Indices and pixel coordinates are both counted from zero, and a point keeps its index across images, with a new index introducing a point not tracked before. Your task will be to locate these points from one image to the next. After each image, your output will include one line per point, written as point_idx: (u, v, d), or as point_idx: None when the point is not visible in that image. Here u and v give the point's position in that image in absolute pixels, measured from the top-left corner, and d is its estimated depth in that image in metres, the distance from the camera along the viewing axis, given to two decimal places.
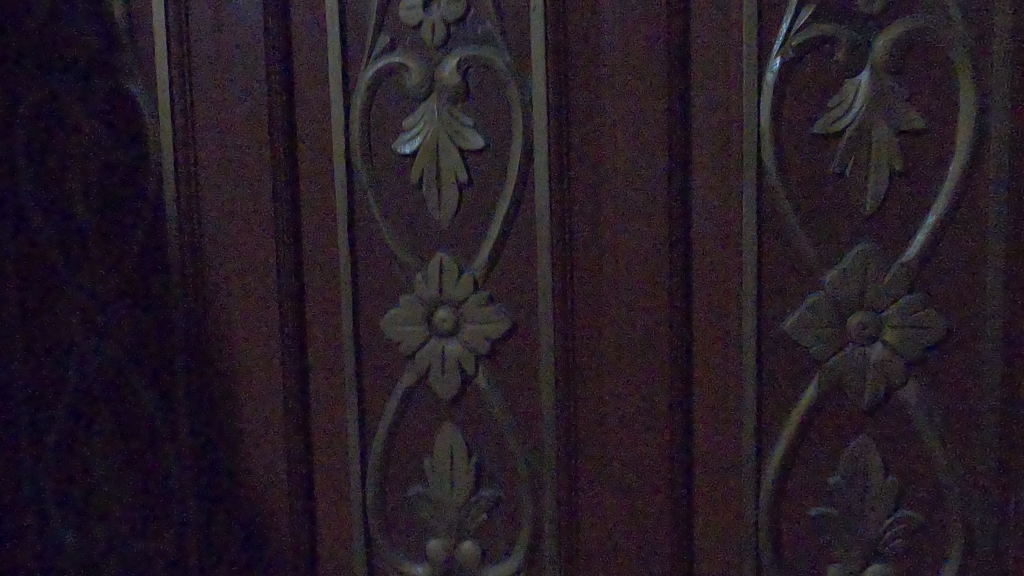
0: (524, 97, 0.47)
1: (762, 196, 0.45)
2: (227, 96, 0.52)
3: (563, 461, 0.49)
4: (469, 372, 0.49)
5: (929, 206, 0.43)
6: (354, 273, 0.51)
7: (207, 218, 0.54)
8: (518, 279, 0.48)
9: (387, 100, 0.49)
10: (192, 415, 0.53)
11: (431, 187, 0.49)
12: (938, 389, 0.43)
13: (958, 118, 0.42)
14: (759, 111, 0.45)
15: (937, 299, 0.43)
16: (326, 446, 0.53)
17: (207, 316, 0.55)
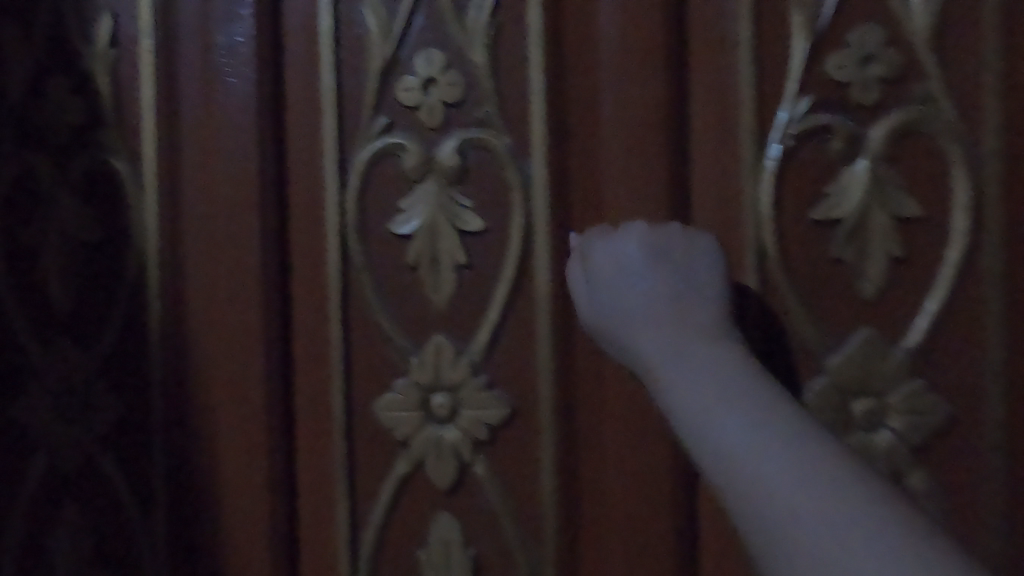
0: (525, 179, 0.47)
1: (764, 281, 0.45)
2: (212, 170, 0.50)
3: (564, 552, 0.47)
4: (466, 460, 0.48)
5: (929, 292, 0.44)
6: (347, 356, 0.49)
7: (187, 297, 0.51)
8: (518, 363, 0.47)
9: (384, 180, 0.49)
10: (170, 507, 0.51)
11: (429, 269, 0.48)
12: (944, 474, 0.44)
13: (953, 207, 0.43)
14: (759, 196, 0.45)
15: (940, 385, 0.44)
16: (312, 544, 0.50)
17: (185, 402, 0.51)
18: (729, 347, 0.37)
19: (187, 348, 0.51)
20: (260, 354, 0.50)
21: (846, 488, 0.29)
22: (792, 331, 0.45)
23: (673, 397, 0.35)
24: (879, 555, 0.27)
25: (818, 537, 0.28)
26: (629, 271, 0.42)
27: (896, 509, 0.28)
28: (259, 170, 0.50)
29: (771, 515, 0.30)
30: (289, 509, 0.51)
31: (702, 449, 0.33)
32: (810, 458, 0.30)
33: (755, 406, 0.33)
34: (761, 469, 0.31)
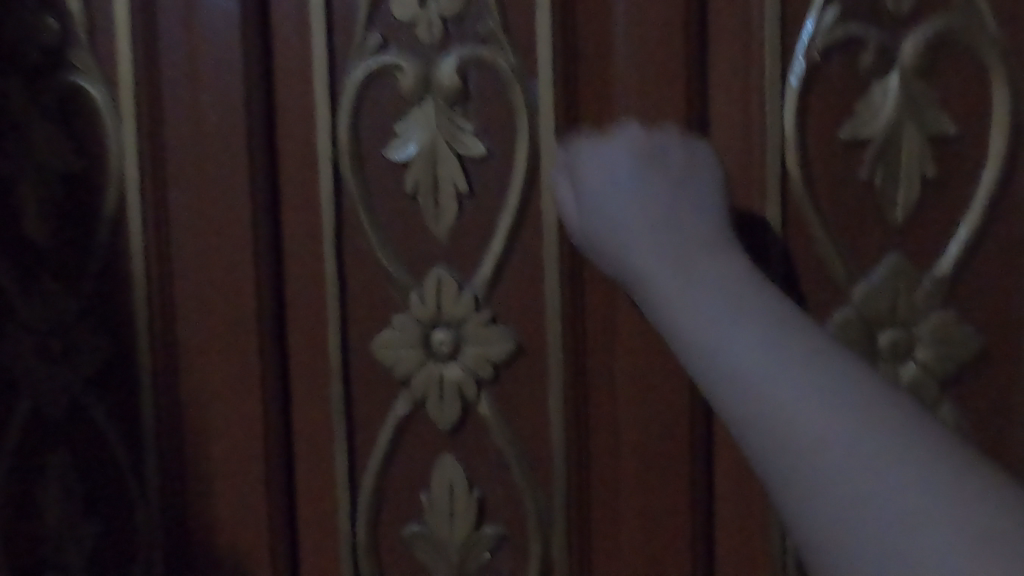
0: (531, 101, 0.44)
1: (787, 206, 0.42)
2: (197, 94, 0.47)
3: (573, 492, 0.45)
4: (470, 399, 0.46)
5: (962, 216, 0.41)
6: (343, 293, 0.47)
7: (172, 230, 0.48)
8: (524, 297, 0.45)
9: (379, 103, 0.45)
10: (161, 451, 0.49)
11: (428, 199, 0.45)
12: (972, 407, 0.42)
13: (991, 125, 0.41)
14: (783, 115, 0.42)
15: (972, 315, 0.41)
16: (311, 489, 0.48)
17: (174, 342, 0.49)
18: (728, 257, 0.35)
19: (174, 288, 0.48)
20: (251, 292, 0.47)
21: (858, 408, 0.28)
22: (817, 260, 0.42)
23: (672, 312, 0.34)
24: (893, 480, 0.26)
25: (828, 461, 0.28)
26: (621, 178, 0.39)
27: (908, 424, 0.28)
28: (245, 96, 0.46)
29: (779, 435, 0.29)
30: (286, 453, 0.48)
31: (703, 361, 0.32)
32: (836, 385, 0.29)
33: (755, 321, 0.32)
34: (769, 385, 0.30)
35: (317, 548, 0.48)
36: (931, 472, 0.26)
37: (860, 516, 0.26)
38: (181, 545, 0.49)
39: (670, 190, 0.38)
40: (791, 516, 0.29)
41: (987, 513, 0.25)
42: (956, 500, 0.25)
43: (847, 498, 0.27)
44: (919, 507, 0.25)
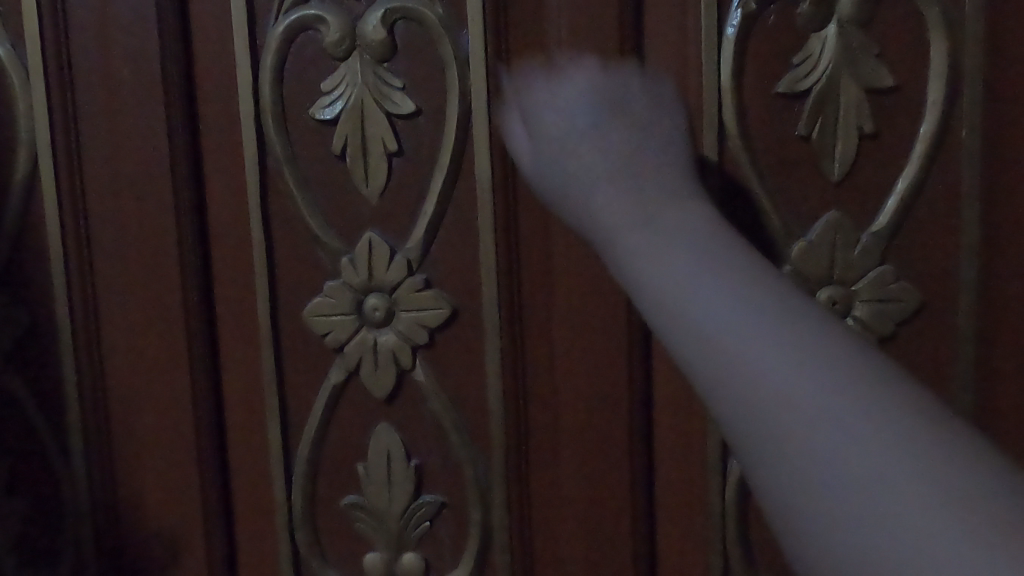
0: (462, 55, 0.42)
1: (724, 162, 0.41)
2: (110, 50, 0.44)
3: (513, 459, 0.44)
4: (405, 366, 0.44)
5: (899, 171, 0.40)
6: (271, 258, 0.45)
7: (90, 196, 0.45)
8: (460, 260, 0.44)
9: (302, 58, 0.43)
10: (86, 427, 0.47)
11: (357, 159, 0.43)
12: (910, 364, 0.41)
13: (930, 76, 0.40)
14: (719, 68, 0.40)
15: (909, 271, 0.41)
16: (244, 462, 0.47)
17: (96, 313, 0.46)
18: (694, 205, 0.32)
19: (94, 257, 0.46)
20: (175, 259, 0.45)
21: (838, 370, 0.25)
22: (756, 217, 0.41)
23: (634, 264, 0.30)
24: (874, 452, 0.23)
25: (803, 430, 0.24)
26: (575, 119, 0.34)
27: (892, 387, 0.25)
28: (160, 52, 0.44)
29: (747, 398, 0.26)
30: (217, 425, 0.47)
31: (667, 317, 0.29)
32: (814, 342, 0.26)
33: (726, 272, 0.28)
34: (737, 342, 0.26)
35: (254, 521, 0.47)
36: (917, 444, 0.23)
37: (837, 494, 0.23)
38: (111, 522, 0.47)
39: (629, 129, 0.34)
40: (759, 490, 0.26)
41: (976, 491, 0.21)
42: (941, 477, 0.22)
43: (823, 468, 0.23)
44: (899, 484, 0.22)
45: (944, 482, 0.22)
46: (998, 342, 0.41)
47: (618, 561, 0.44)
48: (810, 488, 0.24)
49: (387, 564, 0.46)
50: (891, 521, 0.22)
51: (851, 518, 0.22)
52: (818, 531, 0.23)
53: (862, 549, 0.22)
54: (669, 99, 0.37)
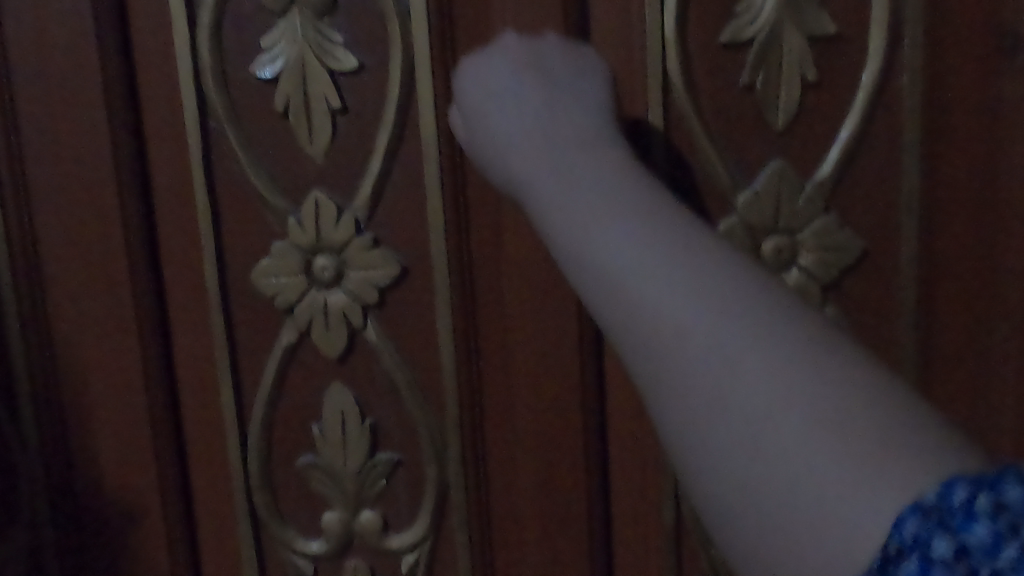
0: (403, 9, 0.41)
1: (669, 114, 0.41)
2: (42, 9, 0.43)
3: (467, 414, 0.45)
4: (356, 325, 0.44)
5: (842, 120, 0.41)
6: (217, 221, 0.44)
7: (29, 161, 0.44)
8: (408, 218, 0.43)
9: (241, 15, 0.42)
10: (36, 396, 0.46)
11: (301, 118, 0.43)
12: (854, 311, 0.42)
13: (872, 23, 0.40)
14: (663, 18, 0.40)
15: (851, 220, 0.41)
16: (199, 426, 0.47)
17: (40, 280, 0.45)
18: (608, 150, 0.32)
19: (35, 223, 0.45)
20: (118, 223, 0.44)
21: (742, 320, 0.26)
22: (701, 168, 0.41)
23: (557, 225, 0.30)
24: (782, 403, 0.24)
25: (713, 385, 0.25)
26: (496, 87, 0.35)
27: (794, 330, 0.26)
28: (94, 11, 0.42)
29: (660, 356, 0.26)
30: (170, 390, 0.47)
31: (590, 277, 0.29)
32: (734, 299, 0.26)
33: (635, 221, 0.28)
34: (648, 296, 0.27)
35: (211, 484, 0.47)
36: (821, 391, 0.24)
37: (748, 446, 0.24)
38: (66, 489, 0.47)
39: (547, 86, 0.34)
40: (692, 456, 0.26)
41: (876, 429, 0.23)
42: (844, 422, 0.24)
43: (756, 433, 0.24)
44: (804, 435, 0.24)
45: (846, 427, 0.23)
46: (937, 290, 0.42)
47: (573, 512, 0.45)
48: (723, 442, 0.25)
49: (345, 523, 0.46)
50: (798, 471, 0.23)
51: (762, 468, 0.24)
52: (732, 484, 0.25)
53: (772, 499, 0.24)
54: (575, 60, 0.37)
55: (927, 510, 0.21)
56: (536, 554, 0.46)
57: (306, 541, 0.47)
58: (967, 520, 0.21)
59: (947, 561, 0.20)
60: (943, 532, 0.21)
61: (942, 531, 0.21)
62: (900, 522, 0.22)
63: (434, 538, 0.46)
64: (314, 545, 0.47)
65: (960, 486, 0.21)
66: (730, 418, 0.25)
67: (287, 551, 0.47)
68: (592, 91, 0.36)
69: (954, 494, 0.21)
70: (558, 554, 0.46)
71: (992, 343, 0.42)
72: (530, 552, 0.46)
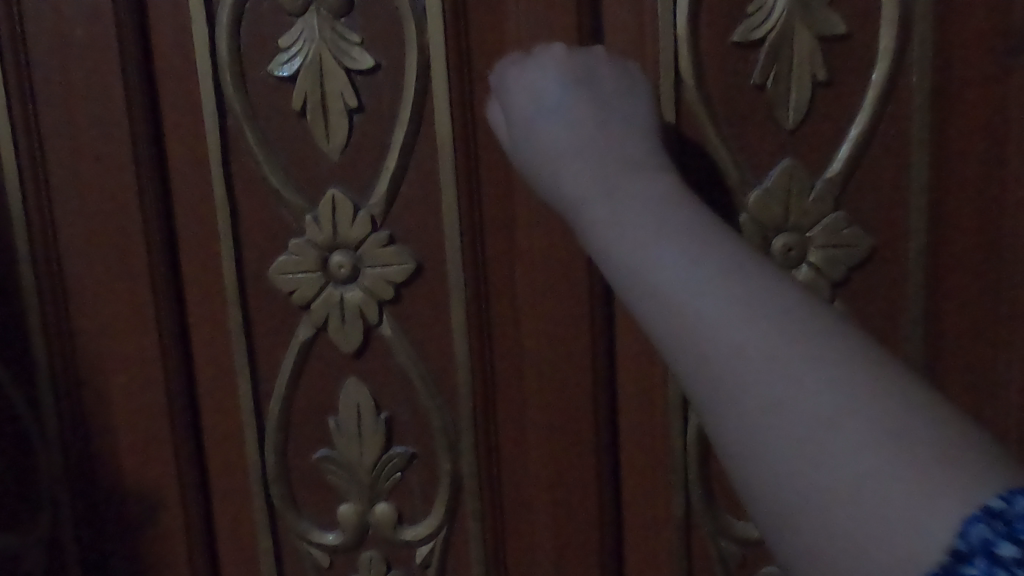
0: (418, 8, 0.42)
1: (681, 112, 0.41)
2: (64, 9, 0.43)
3: (480, 408, 0.45)
4: (371, 321, 0.45)
5: (852, 119, 0.41)
6: (234, 217, 0.45)
7: (51, 159, 0.45)
8: (422, 215, 0.44)
9: (259, 14, 0.43)
10: (57, 389, 0.47)
11: (317, 116, 0.43)
12: (862, 307, 0.43)
13: (881, 22, 0.40)
14: (675, 17, 0.41)
15: (860, 217, 0.42)
16: (216, 421, 0.47)
17: (61, 275, 0.46)
18: (654, 171, 0.32)
19: (57, 220, 0.46)
20: (137, 221, 0.45)
21: (796, 335, 0.26)
22: (711, 166, 0.42)
23: (605, 242, 0.30)
24: (839, 418, 0.24)
25: (768, 399, 0.25)
26: (548, 105, 0.36)
27: (853, 351, 0.26)
28: (114, 11, 0.43)
29: (718, 375, 0.26)
30: (188, 385, 0.47)
31: (639, 292, 0.29)
32: (786, 315, 0.26)
33: (685, 239, 0.28)
34: (700, 311, 0.27)
35: (228, 477, 0.48)
36: (882, 410, 0.24)
37: (805, 457, 0.24)
38: (86, 480, 0.48)
39: (596, 108, 0.35)
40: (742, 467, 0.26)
41: (930, 440, 0.23)
42: (907, 441, 0.23)
43: (807, 444, 0.24)
44: (863, 444, 0.24)
45: (900, 437, 0.23)
46: (945, 286, 0.42)
47: (584, 506, 0.46)
48: (779, 456, 0.25)
49: (360, 515, 0.47)
50: (863, 488, 0.23)
51: (821, 480, 0.24)
52: (783, 495, 0.25)
53: (834, 516, 0.24)
54: (615, 79, 0.37)
55: (991, 517, 0.22)
56: (548, 548, 0.47)
57: (322, 532, 0.48)
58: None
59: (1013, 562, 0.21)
60: (1008, 536, 0.21)
61: (1005, 534, 0.21)
62: (965, 527, 0.22)
63: (448, 529, 0.47)
64: (329, 537, 0.48)
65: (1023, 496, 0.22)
66: (785, 431, 0.25)
67: (303, 542, 0.48)
68: (636, 111, 0.36)
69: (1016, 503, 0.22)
70: (569, 547, 0.47)
71: (998, 340, 0.42)
72: (543, 544, 0.47)
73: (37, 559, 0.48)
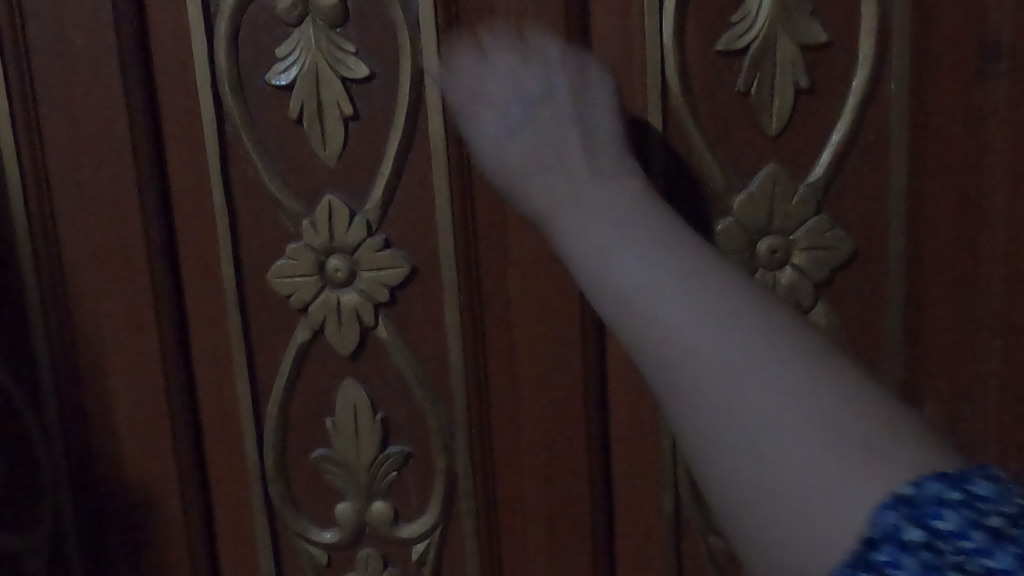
0: (412, 18, 0.43)
1: (667, 119, 0.43)
2: (66, 21, 0.44)
3: (473, 407, 0.47)
4: (367, 323, 0.46)
5: (833, 124, 0.43)
6: (233, 222, 0.46)
7: (54, 168, 0.46)
8: (416, 219, 0.45)
9: (256, 25, 0.44)
10: (60, 392, 0.48)
11: (314, 123, 0.44)
12: (846, 308, 0.44)
13: (861, 31, 0.42)
14: (660, 27, 0.42)
15: (843, 220, 0.43)
16: (216, 423, 0.49)
17: (63, 281, 0.47)
18: (619, 173, 0.34)
19: (59, 226, 0.47)
20: (138, 227, 0.46)
21: (752, 336, 0.27)
22: (697, 172, 0.43)
23: (570, 246, 0.31)
24: (779, 412, 0.26)
25: (723, 398, 0.27)
26: (509, 112, 0.36)
27: (806, 353, 0.27)
28: (115, 23, 0.44)
29: (677, 376, 0.28)
30: (188, 387, 0.48)
31: (604, 296, 0.30)
32: (743, 317, 0.28)
33: (642, 241, 0.30)
34: (654, 309, 0.28)
35: (228, 477, 0.49)
36: (832, 410, 0.25)
37: (756, 453, 0.26)
38: (89, 481, 0.49)
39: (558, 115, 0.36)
40: (700, 462, 0.28)
41: (864, 432, 0.25)
42: (854, 440, 0.25)
43: (760, 441, 0.26)
44: (812, 443, 0.25)
45: (833, 429, 0.25)
46: (925, 286, 0.43)
47: (575, 503, 0.47)
48: (724, 446, 0.26)
49: (357, 513, 0.48)
50: (812, 483, 0.24)
51: (759, 469, 0.26)
52: (737, 488, 0.26)
53: (784, 509, 0.25)
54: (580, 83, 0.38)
55: (913, 509, 0.23)
56: (542, 544, 0.48)
57: (319, 531, 0.49)
58: (937, 512, 0.23)
59: (919, 546, 0.22)
60: (914, 522, 0.23)
61: (910, 518, 0.23)
62: (877, 516, 0.23)
63: (443, 526, 0.48)
64: (327, 535, 0.49)
65: (933, 481, 0.24)
66: (728, 423, 0.26)
67: (302, 540, 0.49)
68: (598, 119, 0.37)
69: (928, 489, 0.23)
70: (561, 542, 0.48)
71: (977, 339, 0.44)
72: (536, 542, 0.48)
73: (39, 560, 0.49)
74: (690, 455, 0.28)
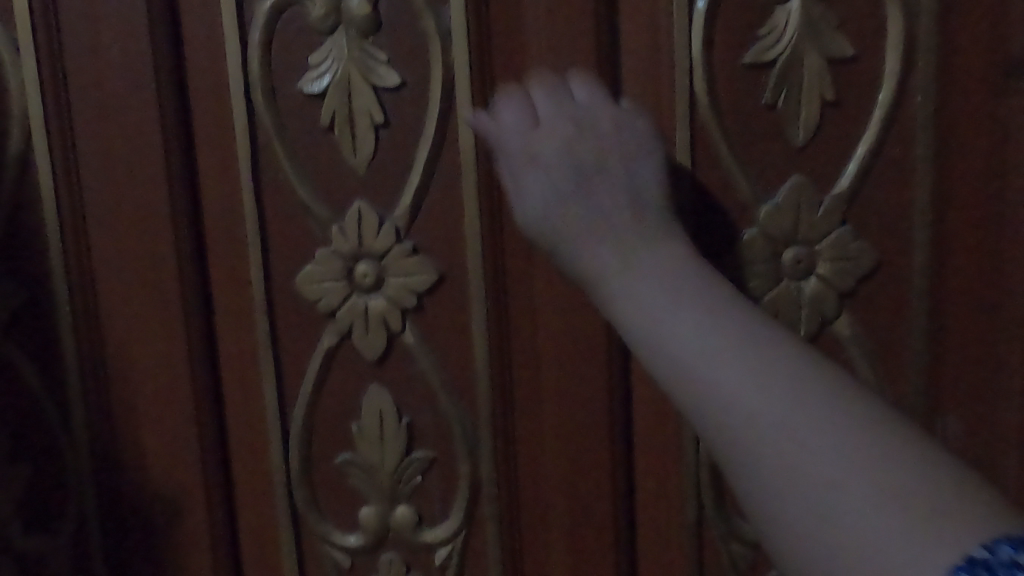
0: (443, 28, 0.44)
1: (694, 129, 0.43)
2: (101, 27, 0.45)
3: (498, 414, 0.47)
4: (394, 328, 0.47)
5: (859, 138, 0.43)
6: (262, 228, 0.46)
7: (85, 171, 0.47)
8: (444, 227, 0.46)
9: (290, 34, 0.44)
10: (87, 393, 0.48)
11: (345, 131, 0.45)
12: (869, 319, 0.44)
13: (888, 45, 0.42)
14: (689, 39, 0.42)
15: (867, 233, 0.44)
16: (242, 426, 0.49)
17: (92, 284, 0.48)
18: (671, 240, 0.34)
19: (89, 230, 0.47)
20: (169, 231, 0.47)
21: (805, 392, 0.27)
22: (723, 182, 0.44)
23: (621, 306, 0.32)
24: (835, 465, 0.25)
25: (778, 453, 0.26)
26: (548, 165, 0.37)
27: (863, 409, 0.26)
28: (150, 30, 0.45)
29: (730, 431, 0.27)
30: (214, 390, 0.49)
31: (655, 354, 0.30)
32: (795, 373, 0.27)
33: (696, 304, 0.30)
34: (710, 371, 0.28)
35: (252, 480, 0.49)
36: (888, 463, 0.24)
37: (812, 509, 0.25)
38: (113, 484, 0.49)
39: (611, 181, 0.37)
40: (760, 524, 0.26)
41: (921, 487, 0.24)
42: (911, 493, 0.24)
43: (816, 496, 0.25)
44: (868, 495, 0.24)
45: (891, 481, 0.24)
46: (948, 299, 0.44)
47: (599, 510, 0.47)
48: (783, 506, 0.25)
49: (381, 518, 0.48)
50: (870, 537, 0.23)
51: (820, 527, 0.24)
52: (798, 546, 0.25)
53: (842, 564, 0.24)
54: (635, 154, 0.38)
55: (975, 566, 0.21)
56: (564, 551, 0.48)
57: (343, 534, 0.49)
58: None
59: None
60: None
61: None
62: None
63: (465, 532, 0.48)
64: (350, 539, 0.49)
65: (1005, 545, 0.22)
66: (788, 488, 0.25)
67: (326, 544, 0.49)
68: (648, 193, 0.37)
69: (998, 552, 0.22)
70: (584, 550, 0.48)
71: (1000, 352, 0.44)
72: (558, 549, 0.48)
73: (63, 562, 0.49)
74: (750, 517, 0.27)
